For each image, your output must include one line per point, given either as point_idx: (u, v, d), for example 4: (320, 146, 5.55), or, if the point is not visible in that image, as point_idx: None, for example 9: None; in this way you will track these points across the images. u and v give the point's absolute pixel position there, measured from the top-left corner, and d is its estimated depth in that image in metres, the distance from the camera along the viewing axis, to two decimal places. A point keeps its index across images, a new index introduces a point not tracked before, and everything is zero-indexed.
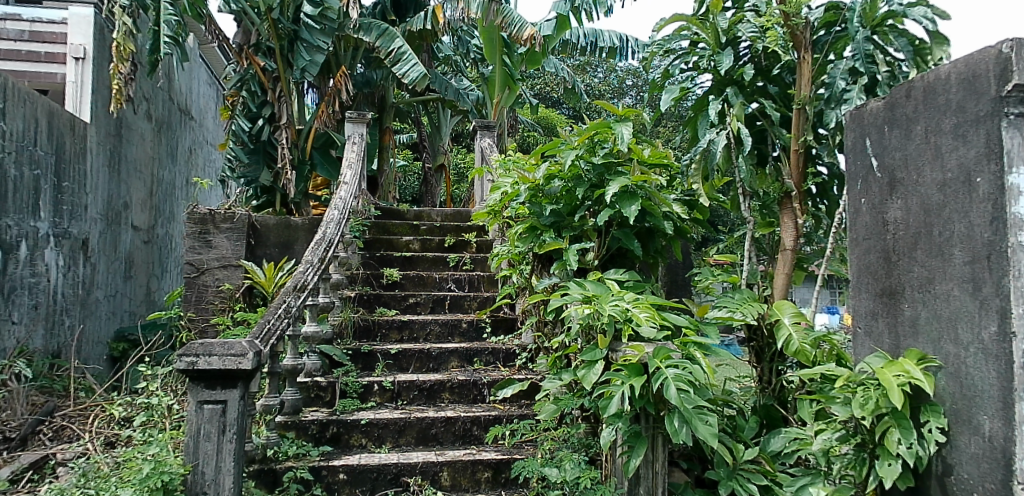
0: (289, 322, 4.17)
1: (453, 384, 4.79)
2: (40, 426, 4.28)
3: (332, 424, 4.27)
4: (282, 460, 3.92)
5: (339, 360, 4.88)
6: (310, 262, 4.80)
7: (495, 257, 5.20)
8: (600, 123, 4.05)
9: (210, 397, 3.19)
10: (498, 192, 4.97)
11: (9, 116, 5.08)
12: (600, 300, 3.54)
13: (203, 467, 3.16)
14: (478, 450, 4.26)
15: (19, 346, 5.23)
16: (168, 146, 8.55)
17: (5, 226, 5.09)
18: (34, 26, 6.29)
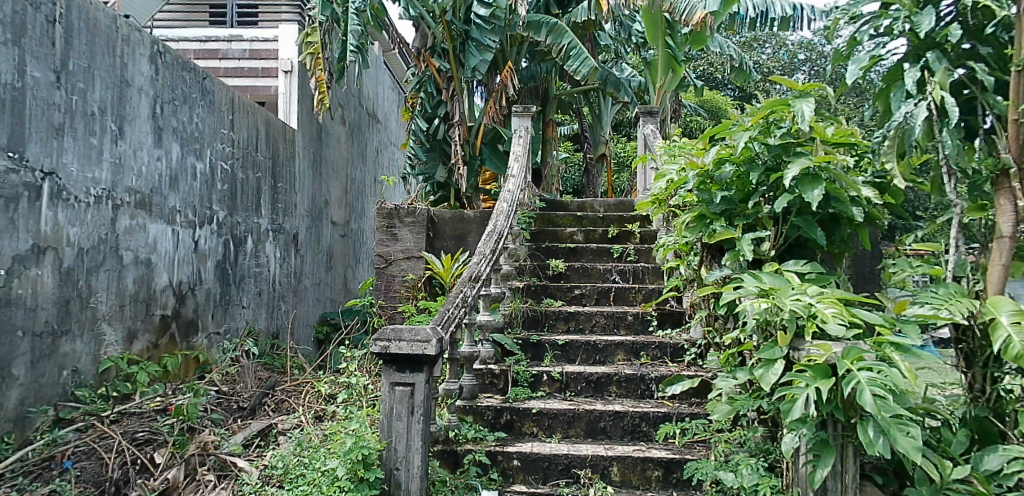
0: (465, 311, 4.34)
1: (620, 378, 4.70)
2: (265, 398, 4.88)
3: (506, 411, 4.39)
4: (462, 443, 4.10)
5: (510, 349, 4.99)
6: (482, 253, 4.97)
7: (661, 248, 5.01)
8: (776, 101, 3.70)
9: (400, 380, 3.40)
10: (663, 180, 4.77)
11: (236, 126, 5.84)
12: (779, 294, 3.26)
13: (395, 444, 3.38)
14: (647, 447, 4.14)
15: (248, 327, 6.03)
16: (359, 148, 9.35)
17: (236, 222, 5.87)
18: (254, 45, 7.18)
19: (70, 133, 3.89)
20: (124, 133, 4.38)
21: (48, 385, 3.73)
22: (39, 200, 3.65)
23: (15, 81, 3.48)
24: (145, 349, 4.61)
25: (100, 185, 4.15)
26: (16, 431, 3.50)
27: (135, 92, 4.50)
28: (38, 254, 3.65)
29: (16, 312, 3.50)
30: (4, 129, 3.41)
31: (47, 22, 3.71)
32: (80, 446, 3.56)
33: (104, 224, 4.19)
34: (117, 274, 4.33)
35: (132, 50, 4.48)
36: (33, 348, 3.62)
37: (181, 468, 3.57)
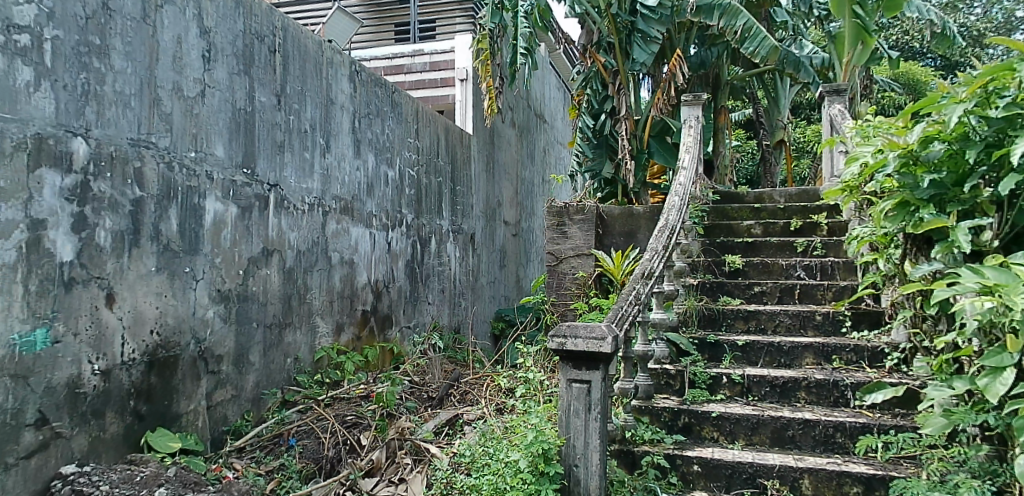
0: (639, 308, 4.15)
1: (810, 383, 4.28)
2: (451, 389, 5.16)
3: (684, 413, 4.15)
4: (639, 443, 3.96)
5: (686, 349, 4.75)
6: (654, 249, 4.73)
7: (854, 241, 4.45)
8: (997, 66, 3.01)
9: (577, 377, 3.38)
10: (857, 163, 4.23)
11: (420, 134, 6.26)
12: (1008, 291, 2.68)
13: (574, 441, 3.37)
14: (844, 460, 3.72)
15: (433, 322, 6.45)
16: (529, 148, 9.58)
17: (421, 224, 6.29)
18: (433, 58, 7.61)
19: (288, 149, 4.42)
20: (330, 146, 4.88)
21: (276, 371, 4.27)
22: (267, 209, 4.19)
23: (247, 106, 4.03)
24: (350, 340, 5.11)
25: (312, 194, 4.66)
26: (253, 409, 4.06)
27: (338, 109, 5.00)
28: (267, 256, 4.19)
29: (252, 305, 4.05)
30: (240, 148, 3.96)
31: (269, 52, 4.24)
32: (301, 425, 4.02)
33: (316, 228, 4.70)
34: (327, 273, 4.84)
35: (334, 71, 4.97)
36: (265, 338, 4.16)
37: (383, 451, 3.91)
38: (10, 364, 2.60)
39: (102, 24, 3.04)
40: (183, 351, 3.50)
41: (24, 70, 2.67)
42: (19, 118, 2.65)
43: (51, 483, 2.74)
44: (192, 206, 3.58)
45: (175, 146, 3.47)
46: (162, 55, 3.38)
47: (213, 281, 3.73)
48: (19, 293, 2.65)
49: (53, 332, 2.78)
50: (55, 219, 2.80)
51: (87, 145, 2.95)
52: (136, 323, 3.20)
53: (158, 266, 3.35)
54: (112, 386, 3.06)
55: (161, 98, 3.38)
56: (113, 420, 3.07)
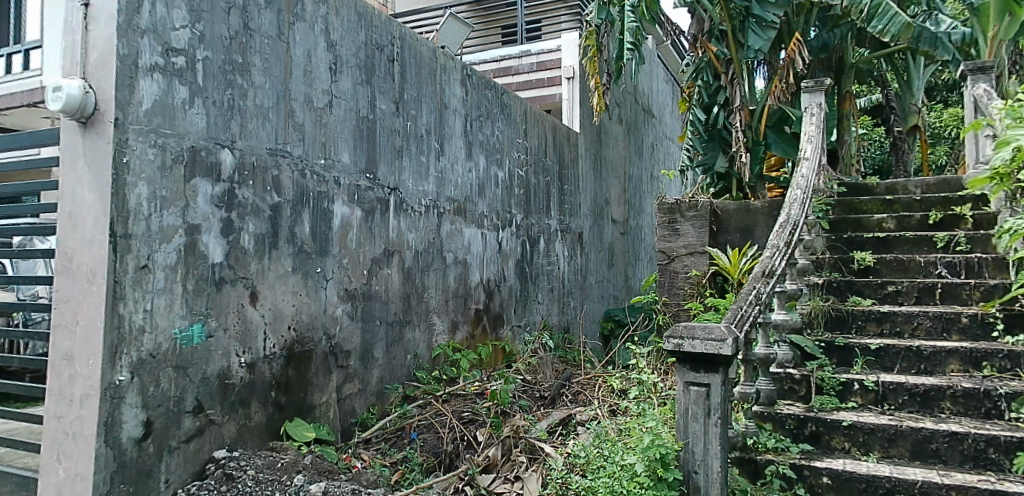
0: (761, 308, 3.73)
1: (956, 392, 3.70)
2: (563, 389, 5.15)
3: (811, 421, 3.72)
4: (762, 452, 3.57)
5: (811, 352, 4.23)
6: (776, 246, 4.36)
7: (1004, 234, 4.01)
8: None
9: (695, 379, 3.11)
10: (1008, 146, 3.72)
11: (529, 134, 6.32)
12: None
13: (694, 446, 3.10)
14: (1000, 479, 3.22)
15: (543, 321, 6.47)
16: (636, 145, 9.42)
17: (531, 224, 6.33)
18: (540, 57, 7.67)
19: (406, 154, 4.62)
20: (444, 150, 5.05)
21: (397, 366, 4.46)
22: (388, 212, 4.40)
23: (369, 114, 4.24)
24: (464, 338, 5.25)
25: (428, 196, 4.84)
26: (377, 403, 4.26)
27: (451, 113, 5.16)
28: (389, 257, 4.40)
29: (376, 304, 4.26)
30: (363, 154, 4.17)
31: (388, 61, 4.43)
32: (422, 420, 4.16)
33: (432, 230, 4.88)
34: (443, 273, 5.00)
35: (448, 76, 5.12)
36: (387, 334, 4.36)
37: (499, 448, 3.95)
38: (172, 356, 2.87)
39: (244, 43, 3.29)
40: (316, 346, 3.73)
41: (181, 89, 2.95)
42: (178, 132, 2.92)
43: (206, 466, 3.01)
44: (322, 210, 3.80)
45: (307, 154, 3.70)
46: (295, 70, 3.62)
47: (341, 281, 3.94)
48: (180, 291, 2.92)
49: (207, 327, 3.05)
50: (208, 224, 3.06)
51: (232, 156, 3.21)
52: (276, 319, 3.45)
53: (294, 267, 3.58)
54: (256, 377, 3.32)
55: (295, 109, 3.62)
56: (257, 409, 3.32)
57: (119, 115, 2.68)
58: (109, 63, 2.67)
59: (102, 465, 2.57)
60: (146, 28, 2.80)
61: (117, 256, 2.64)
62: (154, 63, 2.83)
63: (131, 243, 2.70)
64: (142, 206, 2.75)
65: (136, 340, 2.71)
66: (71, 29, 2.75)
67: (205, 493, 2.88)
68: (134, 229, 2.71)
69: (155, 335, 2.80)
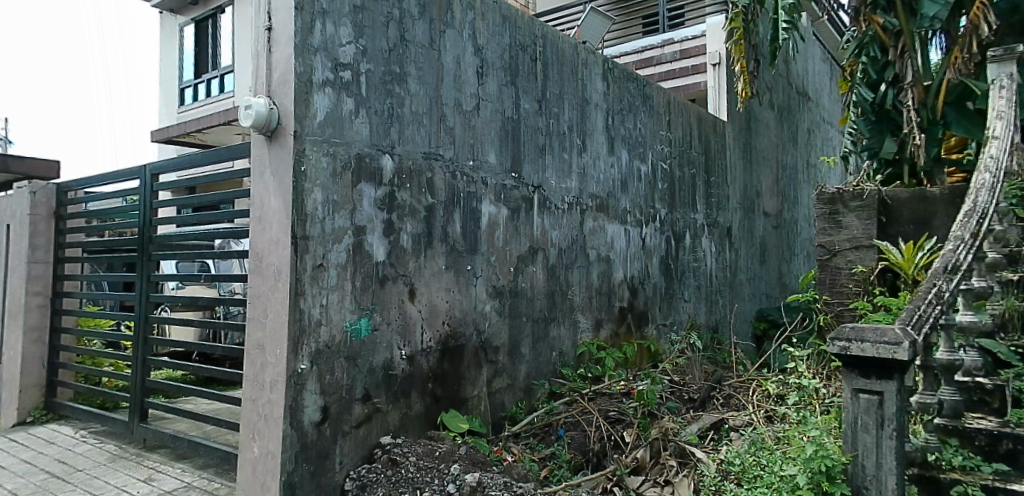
0: (944, 311, 3.23)
1: None
2: (714, 392, 4.93)
3: (1007, 438, 3.23)
4: (946, 471, 3.13)
5: (1005, 359, 3.69)
6: (959, 238, 3.76)
7: None
8: None
9: (866, 387, 2.75)
10: None
11: (673, 126, 6.12)
12: None
13: (864, 460, 2.77)
14: None
15: (690, 320, 6.26)
16: (790, 131, 8.79)
17: (675, 219, 6.14)
18: (683, 44, 7.67)
19: (550, 152, 4.66)
20: (587, 146, 5.04)
21: (544, 362, 4.53)
22: (533, 210, 4.46)
23: (514, 114, 4.33)
24: (609, 336, 5.21)
25: (571, 193, 4.86)
26: (525, 398, 4.36)
27: (593, 108, 5.13)
28: (533, 254, 4.46)
29: (522, 301, 4.34)
30: (509, 154, 4.27)
31: (532, 61, 4.50)
32: (569, 417, 4.16)
33: (575, 227, 4.88)
34: (586, 270, 4.99)
35: (589, 71, 5.10)
36: (534, 331, 4.44)
37: (647, 450, 3.85)
38: (344, 347, 3.12)
39: (401, 54, 3.49)
40: (467, 341, 3.88)
41: (348, 101, 3.18)
42: (345, 141, 3.16)
43: (373, 451, 3.24)
44: (472, 210, 3.94)
45: (457, 156, 3.85)
46: (446, 75, 3.78)
47: (489, 278, 4.07)
48: (349, 288, 3.16)
49: (373, 321, 3.28)
50: (372, 225, 3.28)
51: (392, 160, 3.42)
52: (432, 315, 3.63)
53: (447, 265, 3.75)
54: (415, 369, 3.51)
55: (446, 113, 3.78)
56: (416, 399, 3.51)
57: (297, 127, 2.95)
58: (288, 81, 2.95)
59: (289, 445, 2.86)
60: (318, 46, 3.04)
61: (297, 255, 2.91)
62: (325, 78, 3.08)
63: (309, 244, 2.96)
64: (317, 209, 3.01)
65: (314, 332, 2.98)
66: (257, 52, 3.06)
67: (373, 475, 3.09)
68: (311, 231, 2.97)
69: (329, 327, 3.05)
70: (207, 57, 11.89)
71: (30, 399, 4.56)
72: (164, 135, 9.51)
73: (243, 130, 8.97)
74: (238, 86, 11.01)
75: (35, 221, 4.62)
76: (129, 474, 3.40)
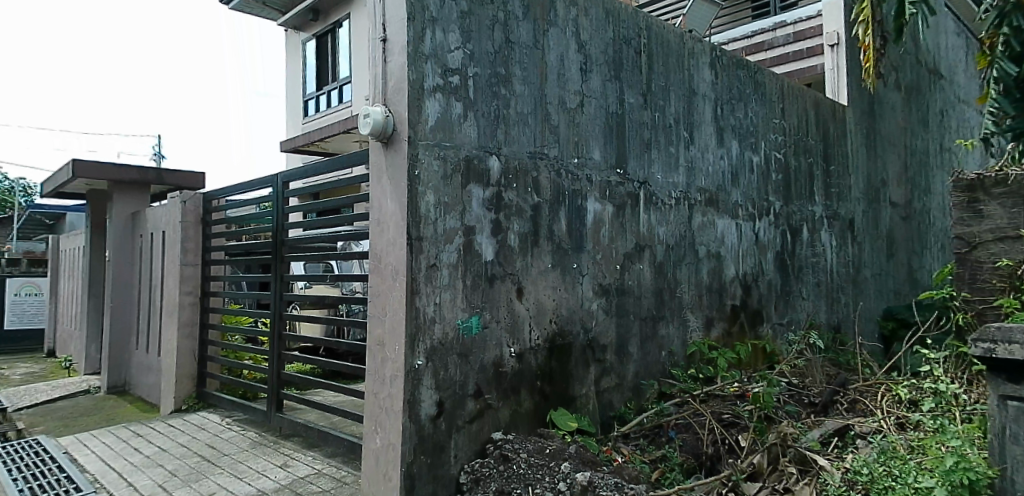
0: None
1: None
2: (837, 396, 4.62)
3: None
4: None
5: None
6: None
7: None
8: None
9: (1015, 393, 2.65)
10: None
11: (786, 113, 5.81)
12: None
13: (1015, 473, 2.66)
14: None
15: (809, 319, 5.91)
16: (920, 112, 8.07)
17: (791, 212, 5.82)
18: (797, 27, 7.38)
19: (655, 146, 4.56)
20: (694, 139, 4.89)
21: (652, 362, 4.45)
22: (639, 206, 4.39)
23: (619, 109, 4.27)
24: (721, 336, 5.02)
25: (679, 188, 4.73)
26: (635, 398, 4.31)
27: (701, 99, 4.96)
28: (640, 251, 4.39)
29: (629, 299, 4.29)
30: (614, 150, 4.23)
31: (636, 54, 4.42)
32: (680, 418, 4.06)
33: (683, 223, 4.75)
34: (696, 267, 4.84)
35: (696, 61, 4.94)
36: (641, 329, 4.37)
37: (765, 455, 3.62)
38: (457, 344, 3.22)
39: (506, 55, 3.54)
40: (575, 339, 3.88)
41: (457, 105, 3.27)
42: (455, 144, 3.25)
43: (485, 446, 3.31)
44: (577, 208, 3.93)
45: (562, 154, 3.85)
46: (550, 74, 3.79)
47: (596, 276, 4.05)
48: (460, 286, 3.25)
49: (483, 319, 3.35)
50: (481, 226, 3.36)
51: (500, 161, 3.47)
52: (539, 313, 3.66)
53: (554, 263, 3.76)
54: (524, 367, 3.56)
55: (551, 112, 3.79)
56: (526, 397, 3.56)
57: (410, 133, 3.07)
58: (402, 89, 3.08)
59: (408, 438, 2.99)
60: (429, 54, 3.15)
61: (412, 255, 3.04)
62: (436, 84, 3.18)
63: (423, 245, 3.08)
64: (430, 211, 3.12)
65: (428, 329, 3.09)
66: (374, 63, 3.21)
67: (486, 471, 3.16)
68: (424, 232, 3.09)
69: (443, 325, 3.16)
70: (326, 69, 12.65)
71: (184, 387, 5.06)
72: (290, 144, 10.24)
73: (361, 136, 9.53)
74: (355, 96, 11.67)
75: (186, 227, 5.13)
76: (268, 460, 3.70)
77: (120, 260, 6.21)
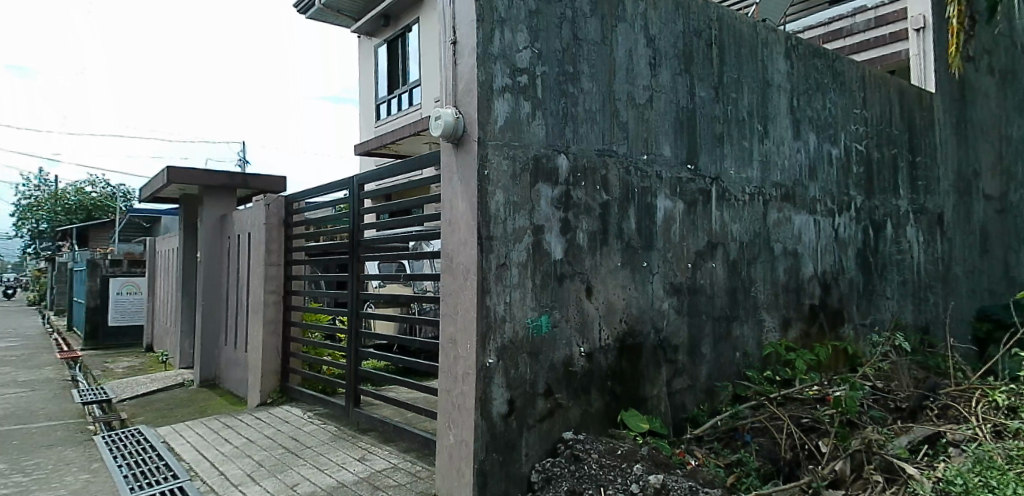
0: None
1: None
2: (927, 401, 4.36)
3: None
4: None
5: None
6: None
7: None
8: None
9: None
10: None
11: (868, 102, 5.52)
12: None
13: None
14: None
15: (894, 319, 5.60)
16: (1017, 97, 7.49)
17: (874, 206, 5.53)
18: (879, 11, 6.97)
19: (728, 140, 4.43)
20: (769, 132, 4.72)
21: (726, 363, 4.33)
22: (711, 202, 4.27)
23: (690, 103, 4.17)
24: (798, 337, 4.82)
25: (753, 183, 4.58)
26: (708, 400, 4.20)
27: (776, 91, 4.78)
28: (712, 249, 4.27)
29: (701, 298, 4.18)
30: (684, 146, 4.13)
31: (707, 46, 4.30)
32: (756, 422, 3.92)
33: (758, 219, 4.59)
34: (771, 265, 4.66)
35: (771, 52, 4.76)
36: (715, 329, 4.26)
37: (848, 462, 3.49)
38: (527, 343, 3.22)
39: (574, 53, 3.52)
40: (646, 339, 3.82)
41: (525, 105, 3.28)
42: (524, 144, 3.26)
43: (556, 446, 3.31)
44: (647, 205, 3.87)
45: (631, 151, 3.80)
46: (619, 70, 3.74)
47: (667, 275, 3.97)
48: (530, 285, 3.26)
49: (553, 318, 3.35)
50: (550, 224, 3.36)
51: (568, 159, 3.46)
52: (609, 312, 3.62)
53: (623, 262, 3.71)
54: (595, 367, 3.53)
55: (620, 109, 3.75)
56: (596, 397, 3.53)
57: (480, 133, 3.10)
58: (472, 90, 3.11)
59: (480, 435, 3.02)
60: (498, 54, 3.17)
61: (483, 255, 3.07)
62: (505, 84, 3.20)
63: (493, 244, 3.10)
64: (500, 211, 3.15)
65: (499, 328, 3.12)
66: (444, 65, 3.27)
67: (558, 470, 3.15)
68: (494, 231, 3.11)
69: (513, 324, 3.17)
70: (398, 74, 12.99)
71: (269, 382, 5.30)
72: (363, 148, 10.57)
73: (430, 138, 9.77)
74: (424, 98, 11.94)
75: (270, 229, 5.38)
76: (346, 453, 3.82)
77: (210, 261, 6.59)
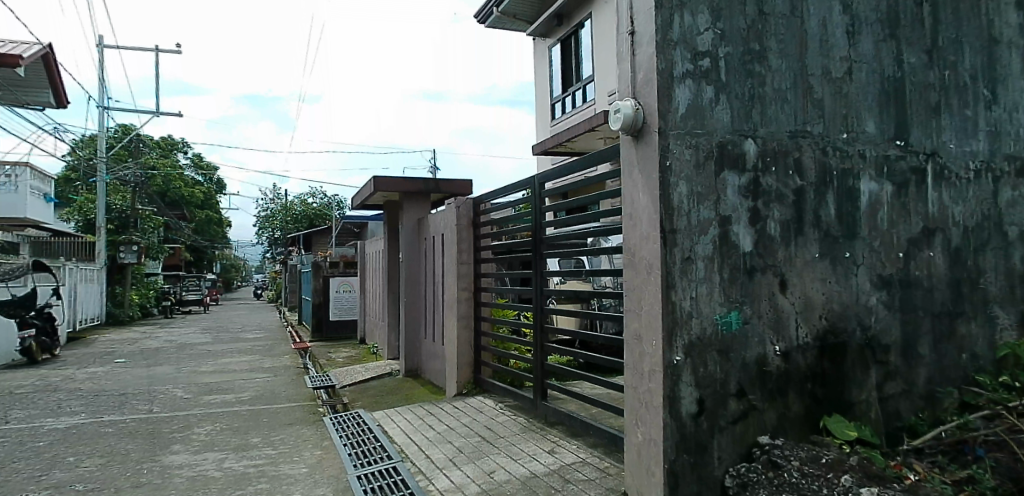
0: None
1: None
2: None
3: None
4: None
5: None
6: None
7: None
8: None
9: None
10: None
11: None
12: None
13: None
14: None
15: None
16: None
17: None
18: None
19: (946, 110, 3.87)
20: (998, 97, 4.04)
21: (951, 366, 3.76)
22: (926, 182, 3.75)
23: (897, 71, 3.71)
24: None
25: (979, 157, 3.94)
26: (928, 408, 3.69)
27: (1006, 48, 4.08)
28: (929, 236, 3.75)
29: (917, 292, 3.69)
30: (892, 120, 3.67)
31: (916, 5, 3.79)
32: (991, 435, 3.30)
33: (986, 199, 3.94)
34: (1005, 253, 3.98)
35: (998, 3, 4.08)
36: (934, 328, 3.73)
37: None
38: (716, 341, 3.08)
39: (760, 29, 3.29)
40: (851, 338, 3.45)
41: (708, 90, 3.13)
42: (707, 130, 3.11)
43: (751, 450, 3.10)
44: (848, 189, 3.50)
45: (829, 131, 3.45)
46: (811, 43, 3.43)
47: (874, 266, 3.56)
48: (717, 280, 3.11)
49: (743, 314, 3.15)
50: (738, 215, 3.17)
51: (756, 144, 3.24)
52: (807, 308, 3.33)
53: (822, 253, 3.40)
54: (792, 367, 3.26)
55: (814, 84, 3.43)
56: (795, 399, 3.26)
57: (661, 123, 3.02)
58: (653, 79, 3.06)
59: (670, 434, 2.95)
60: (678, 39, 3.07)
61: (667, 249, 2.99)
62: (686, 70, 3.09)
63: (677, 237, 3.01)
64: (683, 202, 3.04)
65: (686, 324, 3.01)
66: (624, 58, 3.24)
67: (753, 475, 2.94)
68: (678, 224, 3.01)
69: (700, 320, 3.05)
70: (571, 73, 13.17)
71: (464, 374, 5.66)
72: (540, 148, 10.85)
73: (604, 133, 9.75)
74: (597, 95, 11.98)
75: (460, 229, 5.73)
76: (538, 445, 3.94)
77: (410, 261, 7.19)
